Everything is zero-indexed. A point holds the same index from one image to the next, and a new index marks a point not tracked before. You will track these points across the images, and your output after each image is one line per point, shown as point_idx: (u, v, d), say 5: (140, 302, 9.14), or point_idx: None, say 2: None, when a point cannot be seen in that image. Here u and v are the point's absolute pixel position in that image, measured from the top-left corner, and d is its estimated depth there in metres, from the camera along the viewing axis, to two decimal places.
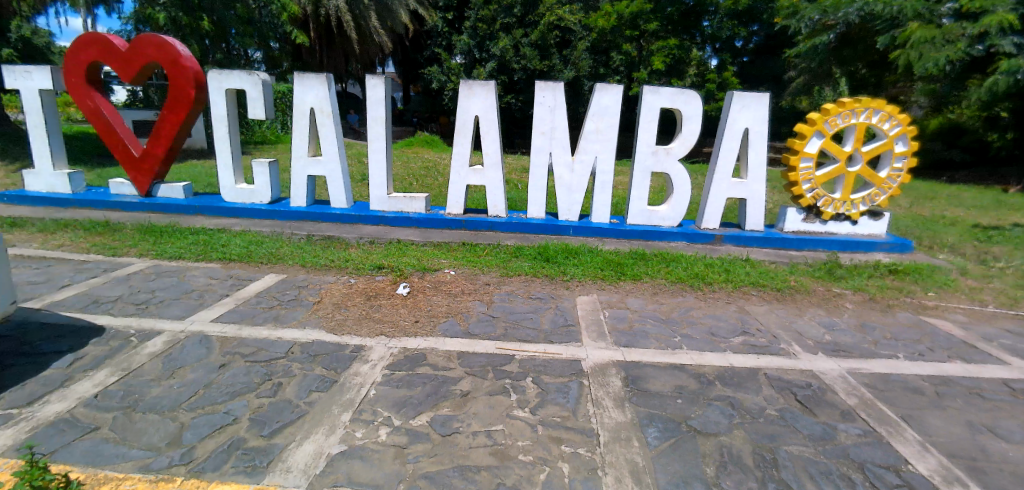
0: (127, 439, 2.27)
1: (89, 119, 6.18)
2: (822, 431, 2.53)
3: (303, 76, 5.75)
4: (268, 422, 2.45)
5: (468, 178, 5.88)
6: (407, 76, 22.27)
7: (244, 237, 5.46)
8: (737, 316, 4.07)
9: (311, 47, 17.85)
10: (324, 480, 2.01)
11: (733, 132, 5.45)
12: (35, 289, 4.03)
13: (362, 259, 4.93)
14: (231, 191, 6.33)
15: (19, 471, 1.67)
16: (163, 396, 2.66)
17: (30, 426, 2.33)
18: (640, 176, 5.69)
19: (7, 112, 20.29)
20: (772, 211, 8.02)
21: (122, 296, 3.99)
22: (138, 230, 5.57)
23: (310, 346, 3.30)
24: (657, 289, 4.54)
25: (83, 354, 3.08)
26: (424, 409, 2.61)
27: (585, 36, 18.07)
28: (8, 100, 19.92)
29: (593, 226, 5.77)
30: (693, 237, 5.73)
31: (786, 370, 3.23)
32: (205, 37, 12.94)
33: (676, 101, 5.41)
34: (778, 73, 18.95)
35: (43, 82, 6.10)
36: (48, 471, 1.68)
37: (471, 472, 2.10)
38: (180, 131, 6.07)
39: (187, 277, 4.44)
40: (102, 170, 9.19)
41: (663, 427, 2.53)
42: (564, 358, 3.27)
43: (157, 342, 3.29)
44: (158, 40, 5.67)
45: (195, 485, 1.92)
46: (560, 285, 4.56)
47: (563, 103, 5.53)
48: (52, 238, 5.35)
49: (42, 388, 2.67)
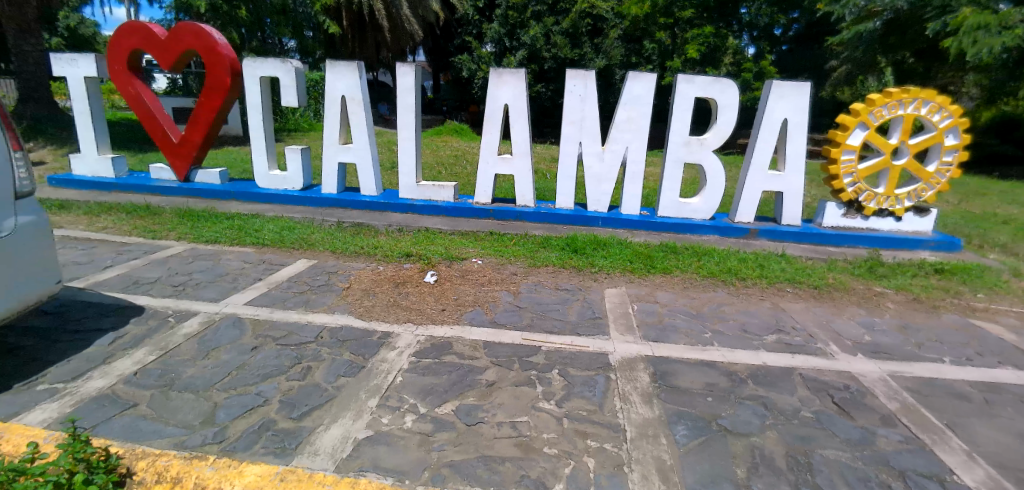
0: (164, 416, 2.35)
1: (130, 105, 6.32)
2: (859, 436, 2.41)
3: (336, 65, 5.80)
4: (298, 405, 2.49)
5: (496, 167, 5.81)
6: (437, 65, 22.48)
7: (278, 223, 5.55)
8: (772, 313, 3.92)
9: (344, 36, 18.00)
10: (351, 464, 2.04)
11: (771, 123, 5.25)
12: (79, 269, 4.18)
13: (391, 246, 4.95)
14: (266, 177, 6.45)
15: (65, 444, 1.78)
16: (197, 376, 2.73)
17: (74, 400, 2.43)
18: (672, 166, 5.54)
19: (59, 99, 21.46)
20: (809, 206, 7.73)
21: (161, 277, 4.10)
22: (177, 214, 5.74)
23: (339, 331, 3.33)
24: (688, 283, 4.43)
25: (124, 332, 3.19)
26: (450, 398, 2.61)
27: (618, 23, 17.60)
28: (59, 87, 21.21)
29: (623, 218, 5.66)
30: (726, 230, 5.54)
31: (823, 371, 3.10)
32: (243, 26, 13.32)
33: (711, 90, 5.23)
34: (819, 63, 18.24)
35: (88, 69, 6.29)
36: (90, 445, 1.80)
37: (496, 463, 2.08)
38: (216, 118, 6.20)
39: (223, 261, 4.55)
40: (143, 156, 9.53)
41: (693, 425, 2.46)
42: (592, 351, 3.22)
43: (194, 322, 3.37)
44: (196, 28, 5.80)
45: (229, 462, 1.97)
46: (588, 277, 4.49)
47: (594, 92, 5.42)
48: (97, 220, 5.56)
49: (86, 365, 2.79)
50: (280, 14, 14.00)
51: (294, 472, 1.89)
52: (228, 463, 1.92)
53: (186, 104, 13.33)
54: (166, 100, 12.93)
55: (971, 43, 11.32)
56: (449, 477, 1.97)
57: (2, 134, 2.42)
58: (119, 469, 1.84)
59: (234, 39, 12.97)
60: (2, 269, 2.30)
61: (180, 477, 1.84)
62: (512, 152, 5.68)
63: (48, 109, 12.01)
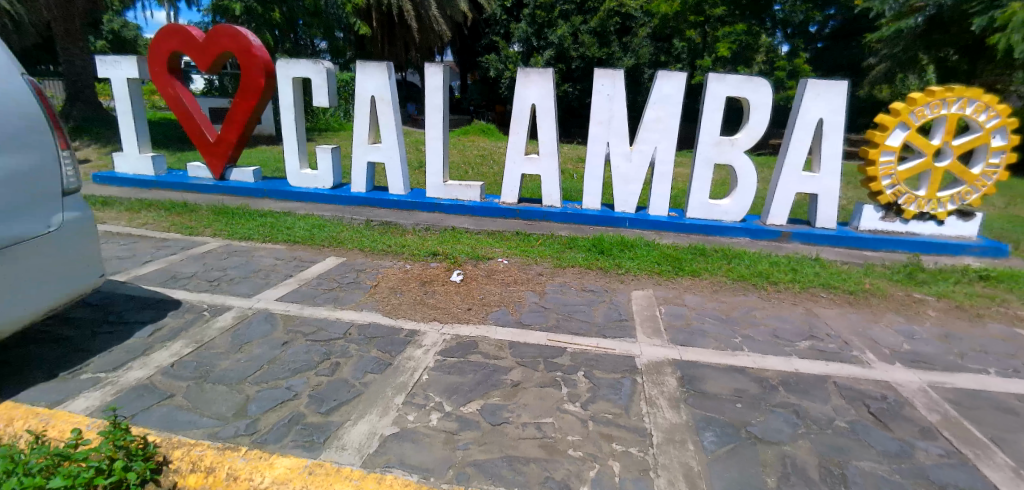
0: (199, 407, 2.42)
1: (169, 106, 6.55)
2: (897, 448, 2.32)
3: (365, 65, 5.89)
4: (326, 400, 2.54)
5: (523, 167, 5.81)
6: (465, 65, 22.66)
7: (308, 221, 5.66)
8: (805, 318, 3.81)
9: (374, 37, 18.35)
10: (377, 460, 2.07)
11: (805, 123, 5.11)
12: (121, 263, 4.35)
13: (418, 245, 5.00)
14: (297, 176, 6.59)
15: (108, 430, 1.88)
16: (231, 369, 2.81)
17: (115, 390, 2.54)
18: (702, 167, 5.44)
19: (104, 99, 22.46)
20: (845, 208, 7.48)
21: (197, 272, 4.24)
22: (212, 211, 5.92)
23: (366, 328, 3.38)
24: (717, 286, 4.34)
25: (162, 324, 3.31)
26: (475, 397, 2.62)
27: (647, 22, 17.68)
28: (104, 89, 22.27)
29: (650, 219, 5.59)
30: (758, 233, 5.41)
31: (859, 380, 2.99)
32: (276, 28, 13.67)
33: (743, 89, 5.12)
34: (856, 61, 17.63)
35: (130, 71, 6.52)
36: (130, 433, 1.90)
37: (520, 464, 2.07)
38: (251, 118, 6.36)
39: (256, 257, 4.67)
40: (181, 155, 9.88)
41: (721, 431, 2.41)
42: (618, 354, 3.18)
43: (227, 317, 3.47)
44: (232, 31, 5.97)
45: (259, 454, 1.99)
46: (614, 278, 4.44)
47: (623, 92, 5.36)
48: (137, 217, 5.78)
49: (126, 355, 2.90)
50: (312, 16, 14.24)
51: (322, 466, 1.92)
52: (259, 454, 1.97)
53: (222, 104, 13.78)
54: (204, 100, 13.40)
55: (1021, 41, 10.69)
56: (474, 476, 1.98)
57: (51, 134, 2.52)
58: (157, 458, 1.94)
59: (268, 41, 13.34)
60: (42, 264, 2.39)
61: (213, 468, 1.90)
62: (539, 151, 5.67)
63: (94, 109, 12.57)
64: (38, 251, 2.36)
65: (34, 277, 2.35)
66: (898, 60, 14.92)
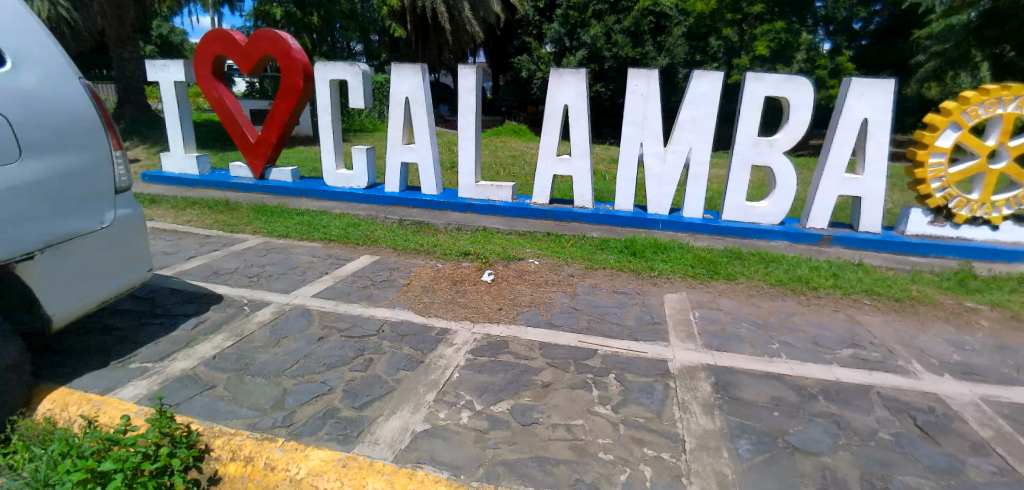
0: (239, 398, 2.51)
1: (213, 107, 6.81)
2: (946, 464, 2.21)
3: (400, 67, 6.01)
4: (359, 395, 2.59)
5: (555, 167, 5.80)
6: (497, 66, 22.80)
7: (343, 219, 5.79)
8: (847, 326, 3.67)
9: (408, 40, 18.85)
10: (408, 455, 2.09)
11: (848, 123, 4.93)
12: (167, 258, 4.55)
13: (450, 244, 5.05)
14: (333, 176, 6.76)
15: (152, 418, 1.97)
16: (269, 363, 2.90)
17: (161, 379, 2.65)
18: (738, 168, 5.31)
19: (153, 101, 23.64)
20: (891, 212, 7.17)
21: (238, 268, 4.39)
22: (252, 209, 6.13)
23: (399, 325, 3.43)
24: (753, 290, 4.23)
25: (205, 318, 3.44)
26: (505, 397, 2.62)
27: (681, 20, 17.40)
28: (152, 92, 23.47)
29: (684, 222, 5.49)
30: (797, 237, 5.24)
31: (904, 391, 2.86)
32: (314, 32, 14.07)
33: (781, 88, 4.98)
34: (904, 58, 16.85)
35: (177, 75, 6.81)
36: (174, 421, 1.99)
37: (550, 465, 2.06)
38: (290, 119, 6.56)
39: (293, 255, 4.81)
40: (223, 155, 10.28)
41: (757, 440, 2.34)
42: (650, 357, 3.13)
43: (266, 312, 3.58)
44: (272, 35, 6.17)
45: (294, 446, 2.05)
46: (646, 281, 4.38)
47: (657, 92, 5.30)
48: (183, 214, 6.04)
49: (172, 347, 3.03)
50: (348, 19, 14.59)
51: (356, 459, 1.96)
52: (295, 446, 2.03)
53: (262, 106, 14.28)
54: (245, 102, 13.93)
55: None
56: (503, 475, 1.98)
57: (105, 134, 2.63)
58: (197, 445, 2.02)
59: (307, 44, 13.75)
60: (92, 259, 2.50)
61: (252, 457, 1.98)
62: (570, 152, 5.65)
63: (144, 112, 13.23)
64: (88, 246, 2.47)
65: (84, 271, 2.47)
66: (948, 58, 14.25)
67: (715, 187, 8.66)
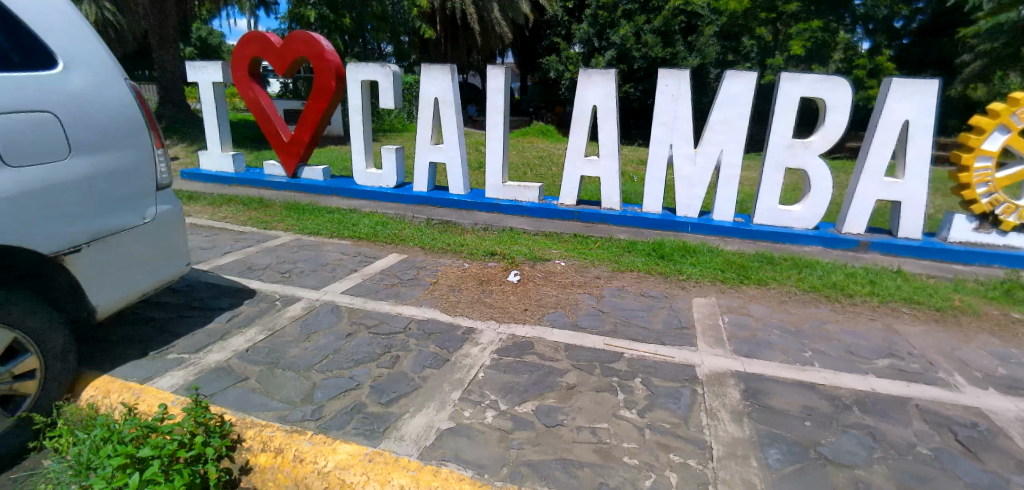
0: (270, 391, 2.58)
1: (249, 107, 7.02)
2: (989, 482, 2.11)
3: (430, 68, 6.07)
4: (386, 391, 2.63)
5: (582, 168, 5.77)
6: (527, 67, 22.88)
7: (372, 218, 5.89)
8: (884, 335, 3.54)
9: (437, 40, 19.08)
10: (433, 453, 2.12)
11: (888, 125, 4.77)
12: (205, 253, 4.71)
13: (476, 244, 5.08)
14: (363, 175, 6.87)
15: (188, 408, 2.04)
16: (300, 357, 2.97)
17: (196, 370, 2.74)
18: (771, 171, 5.19)
19: (192, 100, 24.58)
20: (933, 218, 6.88)
21: (270, 264, 4.51)
22: (285, 207, 6.28)
23: (426, 324, 3.47)
24: (785, 296, 4.13)
25: (239, 311, 3.55)
26: (530, 398, 2.62)
27: (715, 20, 17.24)
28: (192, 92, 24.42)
29: (714, 225, 5.40)
30: (832, 242, 5.09)
31: (944, 404, 2.75)
32: (347, 33, 14.36)
33: (818, 89, 4.85)
34: (948, 57, 16.16)
35: (215, 76, 7.03)
36: (208, 411, 2.06)
37: (575, 468, 2.06)
38: (322, 119, 6.70)
39: (324, 252, 4.91)
40: (257, 153, 10.60)
41: (787, 449, 2.28)
42: (677, 362, 3.09)
43: (297, 307, 3.67)
44: (306, 36, 6.31)
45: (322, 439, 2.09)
46: (674, 284, 4.33)
47: (687, 92, 5.22)
48: (219, 211, 6.24)
49: (207, 339, 3.13)
50: (380, 21, 14.86)
51: (382, 454, 2.00)
52: (323, 439, 2.08)
53: (296, 105, 14.65)
54: (280, 102, 14.32)
55: None
56: (527, 476, 1.98)
57: (148, 134, 2.72)
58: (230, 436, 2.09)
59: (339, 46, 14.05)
60: (134, 254, 2.61)
61: (282, 449, 2.04)
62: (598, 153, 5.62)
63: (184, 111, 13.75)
64: (130, 241, 2.57)
65: (126, 266, 2.57)
66: (998, 56, 13.65)
67: (745, 190, 8.47)
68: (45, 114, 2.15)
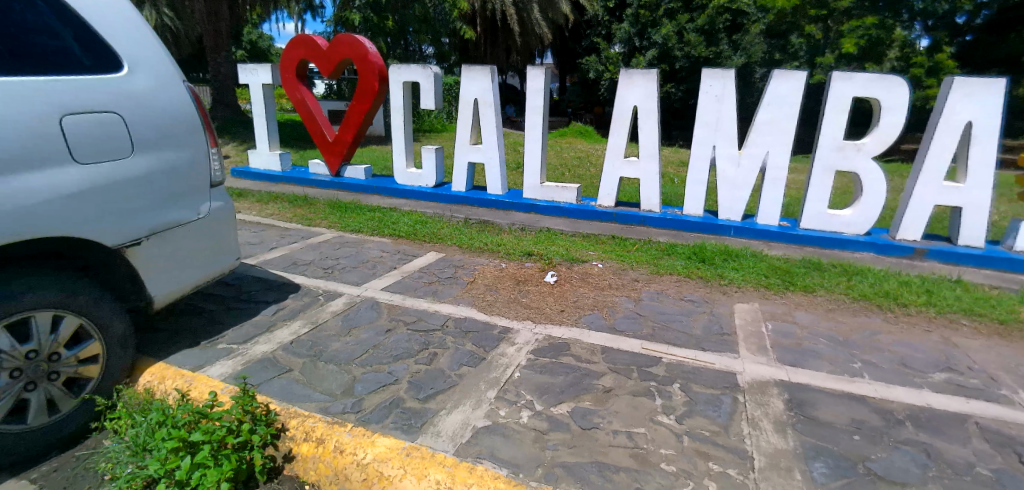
0: (313, 383, 2.67)
1: (296, 108, 7.28)
2: None
3: (471, 69, 6.15)
4: (423, 387, 2.68)
5: (621, 169, 5.71)
6: (567, 67, 22.88)
7: (412, 216, 6.00)
8: (942, 348, 3.36)
9: (477, 42, 19.32)
10: (469, 450, 2.14)
11: (949, 126, 4.52)
12: (253, 248, 4.92)
13: (514, 244, 5.10)
14: (403, 175, 7.01)
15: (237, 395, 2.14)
16: (341, 351, 3.06)
17: (244, 360, 2.87)
18: (820, 174, 5.00)
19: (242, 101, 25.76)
20: (997, 226, 6.46)
21: (314, 260, 4.66)
22: (328, 205, 6.48)
23: (463, 322, 3.51)
24: (834, 304, 3.97)
25: (284, 305, 3.68)
26: (566, 399, 2.62)
27: (760, 18, 16.73)
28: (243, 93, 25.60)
29: (759, 229, 5.24)
30: (885, 248, 4.87)
31: (1008, 423, 2.58)
32: (389, 36, 14.71)
33: (873, 89, 4.64)
34: None
35: (265, 78, 7.30)
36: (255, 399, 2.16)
37: (610, 471, 2.04)
38: (364, 120, 6.87)
39: (364, 249, 5.04)
40: (303, 152, 10.99)
41: (833, 463, 2.20)
42: (717, 369, 3.02)
43: (339, 302, 3.78)
44: (351, 39, 6.49)
45: (361, 432, 2.15)
46: (715, 289, 4.23)
47: (732, 92, 5.09)
48: (266, 208, 6.49)
49: (254, 330, 3.27)
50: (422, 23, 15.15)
51: (418, 449, 2.04)
52: (362, 431, 2.14)
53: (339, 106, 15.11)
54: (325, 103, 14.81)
55: None
56: (562, 478, 1.98)
57: (203, 134, 2.83)
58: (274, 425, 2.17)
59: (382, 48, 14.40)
60: (187, 249, 2.73)
61: (323, 439, 2.11)
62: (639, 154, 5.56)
63: (235, 112, 14.41)
64: (184, 237, 2.70)
65: (180, 261, 2.69)
66: None
67: (790, 193, 8.20)
68: (110, 115, 2.26)
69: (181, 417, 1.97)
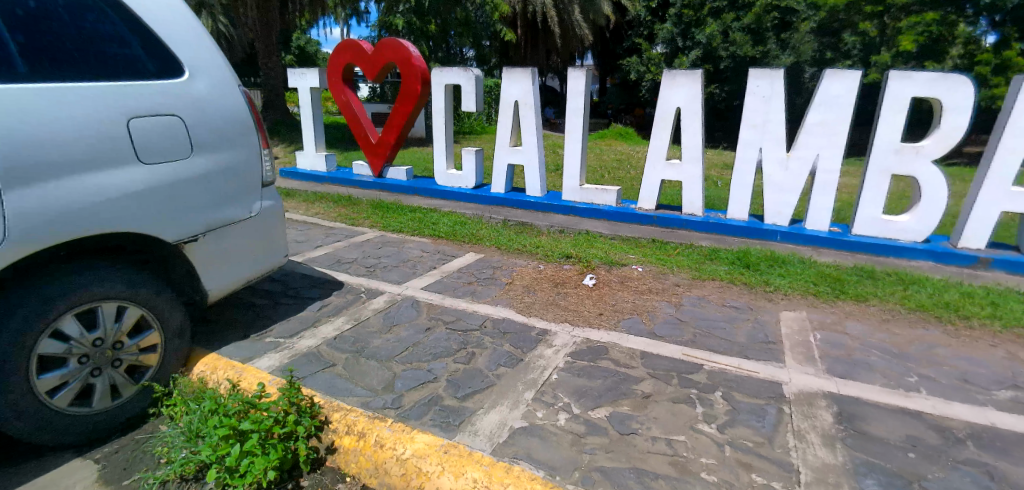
0: (355, 378, 2.75)
1: (342, 110, 7.54)
2: None
3: (512, 72, 6.19)
4: (462, 386, 2.72)
5: (663, 172, 5.62)
6: (609, 69, 22.71)
7: (451, 217, 6.09)
8: (1009, 365, 3.15)
9: (517, 44, 19.46)
10: (506, 450, 2.16)
11: (1018, 128, 4.24)
12: (300, 246, 5.11)
13: (552, 246, 5.11)
14: (444, 176, 7.11)
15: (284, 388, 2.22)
16: (382, 348, 3.14)
17: (290, 353, 2.98)
18: (874, 178, 4.79)
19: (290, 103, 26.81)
20: None
21: (357, 259, 4.80)
22: (370, 205, 6.65)
23: (501, 323, 3.54)
24: (888, 315, 3.79)
25: (327, 301, 3.81)
26: (604, 403, 2.61)
27: (811, 15, 16.32)
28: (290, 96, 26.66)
29: (808, 234, 5.07)
30: (944, 257, 4.62)
31: None
32: (431, 39, 15.00)
33: (935, 88, 4.41)
34: None
35: (313, 81, 7.50)
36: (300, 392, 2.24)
37: (649, 478, 2.02)
38: (406, 122, 7.04)
39: (405, 248, 5.15)
40: (348, 153, 11.35)
41: (886, 481, 2.10)
42: (761, 378, 2.94)
43: (380, 300, 3.88)
44: (396, 44, 6.68)
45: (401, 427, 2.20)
46: (760, 295, 4.12)
47: (781, 92, 4.94)
48: (311, 207, 6.72)
49: (300, 325, 3.39)
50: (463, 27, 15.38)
51: (456, 447, 2.07)
52: (402, 427, 2.19)
53: (381, 108, 15.51)
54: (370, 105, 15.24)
55: None
56: (600, 482, 1.98)
57: (256, 136, 2.96)
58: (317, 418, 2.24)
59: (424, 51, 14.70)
60: (240, 245, 2.86)
61: (364, 433, 2.18)
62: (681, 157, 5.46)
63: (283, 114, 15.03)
64: (237, 234, 2.83)
65: (233, 256, 2.83)
66: None
67: (841, 198, 7.86)
68: (172, 118, 2.40)
69: (232, 406, 2.07)
